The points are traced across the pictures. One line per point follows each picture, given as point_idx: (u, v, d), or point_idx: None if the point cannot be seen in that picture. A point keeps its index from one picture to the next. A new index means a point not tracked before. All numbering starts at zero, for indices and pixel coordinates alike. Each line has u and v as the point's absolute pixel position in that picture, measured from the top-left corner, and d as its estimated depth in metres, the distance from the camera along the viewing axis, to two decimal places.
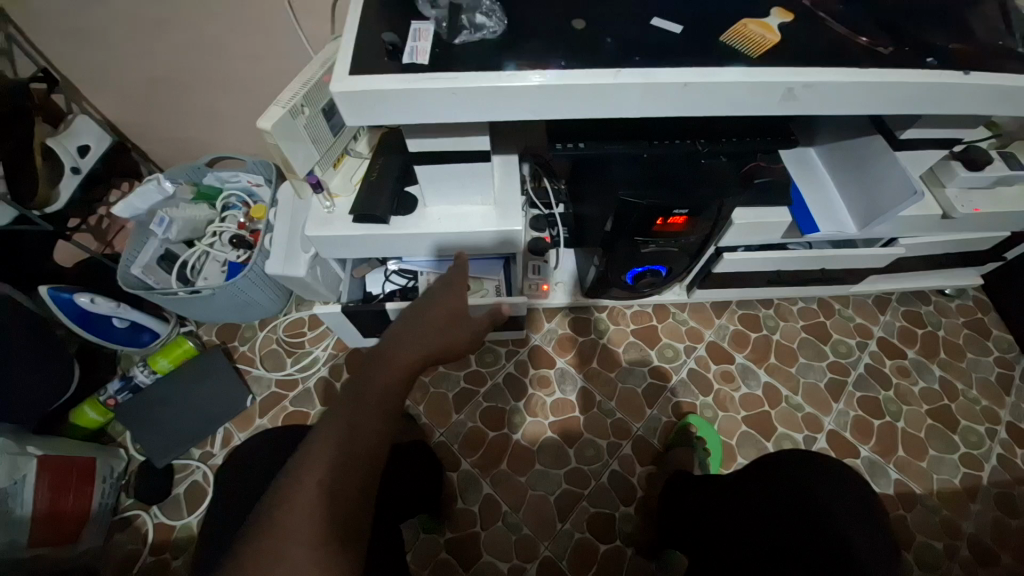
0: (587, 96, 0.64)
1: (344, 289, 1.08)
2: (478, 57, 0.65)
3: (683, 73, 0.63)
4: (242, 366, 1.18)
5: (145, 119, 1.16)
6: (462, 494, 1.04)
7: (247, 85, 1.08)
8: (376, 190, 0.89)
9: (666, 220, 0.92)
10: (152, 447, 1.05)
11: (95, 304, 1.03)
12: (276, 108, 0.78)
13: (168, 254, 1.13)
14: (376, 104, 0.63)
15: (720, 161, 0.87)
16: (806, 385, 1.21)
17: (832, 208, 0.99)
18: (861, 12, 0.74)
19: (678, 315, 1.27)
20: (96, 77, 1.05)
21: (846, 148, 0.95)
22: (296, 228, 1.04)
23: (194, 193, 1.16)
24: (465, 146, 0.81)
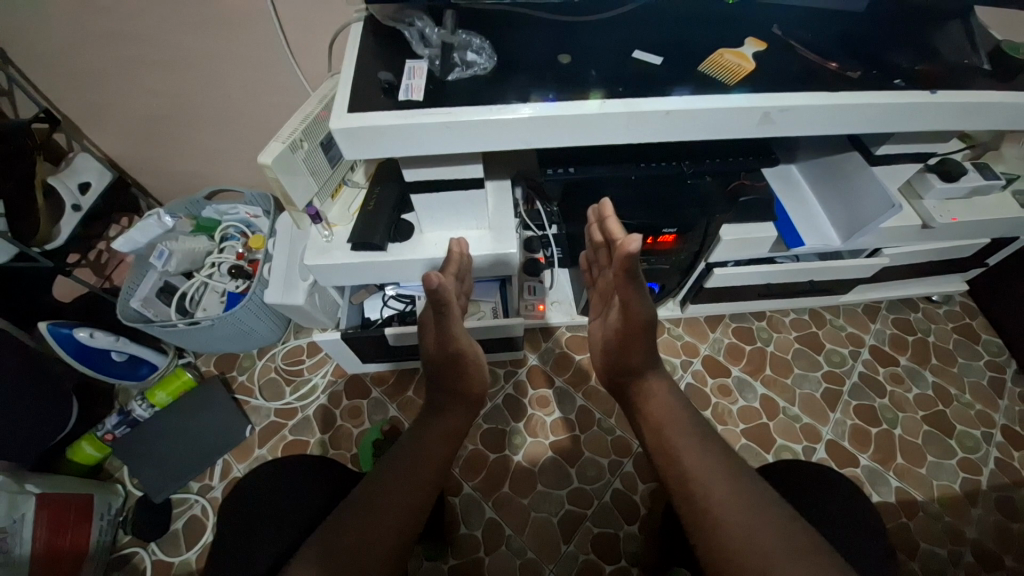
0: (575, 125, 0.67)
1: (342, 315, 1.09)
2: (470, 92, 0.68)
3: (665, 102, 0.67)
4: (240, 395, 1.18)
5: (144, 154, 1.19)
6: (464, 519, 1.03)
7: (245, 120, 1.11)
8: (373, 218, 0.91)
9: (656, 239, 0.97)
10: (150, 482, 1.04)
11: (95, 339, 1.03)
12: (276, 143, 0.80)
13: (167, 287, 1.13)
14: (374, 138, 0.66)
15: (706, 181, 0.91)
16: (803, 395, 1.22)
17: (815, 221, 1.03)
18: (829, 40, 0.79)
19: (673, 330, 1.29)
20: (96, 115, 1.08)
21: (829, 165, 0.99)
22: (294, 256, 1.06)
23: (194, 226, 1.18)
24: (461, 174, 0.84)
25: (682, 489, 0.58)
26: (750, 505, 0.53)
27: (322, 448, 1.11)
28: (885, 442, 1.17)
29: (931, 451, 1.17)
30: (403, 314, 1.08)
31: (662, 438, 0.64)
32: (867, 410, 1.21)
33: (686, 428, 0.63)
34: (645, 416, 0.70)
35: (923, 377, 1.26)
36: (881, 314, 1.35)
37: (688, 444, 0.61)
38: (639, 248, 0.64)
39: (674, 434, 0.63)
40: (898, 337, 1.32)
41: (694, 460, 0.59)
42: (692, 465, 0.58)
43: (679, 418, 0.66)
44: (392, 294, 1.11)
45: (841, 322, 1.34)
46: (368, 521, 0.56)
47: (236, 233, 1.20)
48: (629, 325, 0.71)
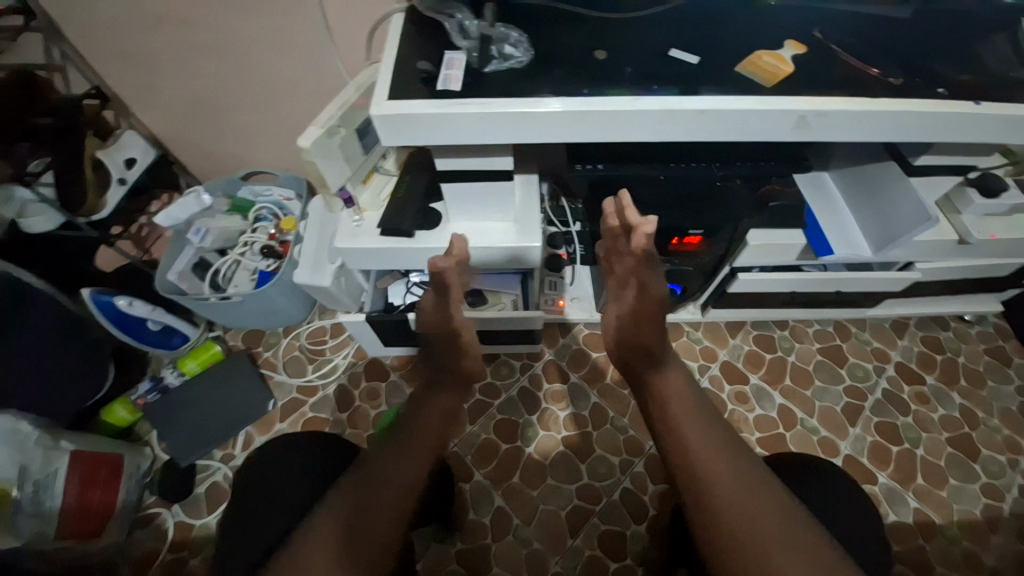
0: (606, 121, 0.67)
1: (367, 300, 1.12)
2: (505, 84, 0.69)
3: (699, 101, 0.67)
4: (264, 371, 1.22)
5: (185, 134, 1.23)
6: (473, 506, 1.05)
7: (284, 106, 1.15)
8: (402, 208, 0.95)
9: (681, 239, 0.98)
10: (175, 446, 1.09)
11: (133, 307, 1.08)
12: (314, 128, 0.83)
13: (202, 262, 1.18)
14: (411, 126, 0.68)
15: (736, 184, 0.91)
16: (822, 408, 1.20)
17: (848, 231, 1.00)
18: (872, 45, 0.77)
19: (692, 334, 1.28)
20: (144, 95, 1.13)
21: (865, 174, 0.96)
22: (324, 240, 1.09)
23: (230, 205, 1.23)
24: (490, 166, 0.85)
25: (684, 470, 0.57)
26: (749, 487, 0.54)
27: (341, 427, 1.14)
28: (906, 462, 1.15)
29: (953, 474, 1.14)
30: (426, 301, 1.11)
31: (666, 416, 0.63)
32: (888, 427, 1.18)
33: (695, 413, 0.62)
34: (650, 392, 0.67)
35: (950, 398, 1.23)
36: (909, 331, 1.32)
37: (691, 425, 0.60)
38: (654, 229, 0.75)
39: (685, 418, 0.61)
40: (925, 355, 1.28)
41: (695, 441, 0.58)
42: (694, 444, 0.58)
43: (688, 403, 0.64)
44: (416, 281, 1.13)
45: (867, 336, 1.31)
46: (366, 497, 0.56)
47: (268, 215, 1.23)
48: (645, 304, 0.72)
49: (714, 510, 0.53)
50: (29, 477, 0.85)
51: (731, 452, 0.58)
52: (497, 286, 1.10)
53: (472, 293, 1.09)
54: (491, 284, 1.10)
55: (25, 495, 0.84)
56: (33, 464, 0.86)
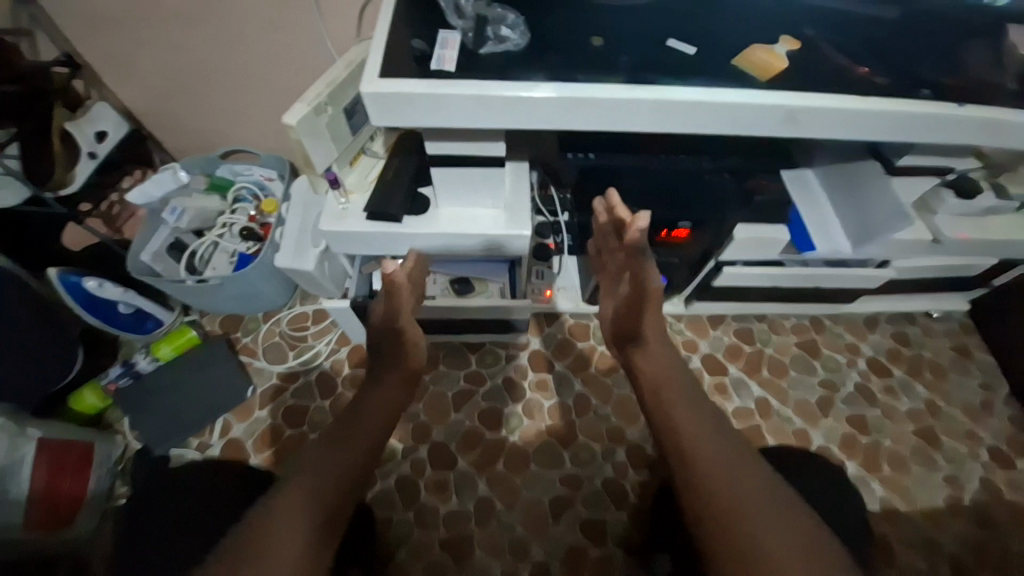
0: (601, 108, 0.67)
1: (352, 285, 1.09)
2: (501, 67, 0.68)
3: (694, 92, 0.67)
4: (244, 357, 1.18)
5: (160, 107, 1.17)
6: (457, 493, 1.05)
7: (266, 82, 1.10)
8: (389, 191, 0.93)
9: (670, 232, 0.96)
10: (148, 433, 1.06)
11: (103, 289, 1.04)
12: (301, 105, 0.80)
13: (178, 243, 1.14)
14: (403, 107, 0.66)
15: (725, 177, 0.91)
16: (798, 399, 1.23)
17: (833, 227, 1.02)
18: (861, 44, 0.79)
19: (675, 326, 1.30)
20: (115, 63, 1.07)
21: (848, 172, 0.99)
22: (308, 223, 1.06)
23: (208, 184, 1.18)
24: (481, 149, 0.84)
25: (674, 450, 0.64)
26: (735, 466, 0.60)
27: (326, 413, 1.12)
28: (874, 452, 1.19)
29: (916, 463, 1.19)
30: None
31: (659, 403, 0.69)
32: (859, 418, 1.23)
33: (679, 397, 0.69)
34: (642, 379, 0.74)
35: (916, 391, 1.28)
36: (880, 325, 1.37)
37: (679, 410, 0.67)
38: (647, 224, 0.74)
39: (672, 400, 0.69)
40: (895, 349, 1.34)
41: (684, 427, 0.65)
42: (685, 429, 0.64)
43: (676, 388, 0.71)
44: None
45: (842, 330, 1.35)
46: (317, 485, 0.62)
47: (248, 196, 1.19)
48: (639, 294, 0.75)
49: (699, 485, 0.59)
50: None
51: (714, 430, 0.65)
52: (484, 274, 1.09)
53: (460, 280, 1.08)
54: (478, 272, 1.08)
55: None
56: None
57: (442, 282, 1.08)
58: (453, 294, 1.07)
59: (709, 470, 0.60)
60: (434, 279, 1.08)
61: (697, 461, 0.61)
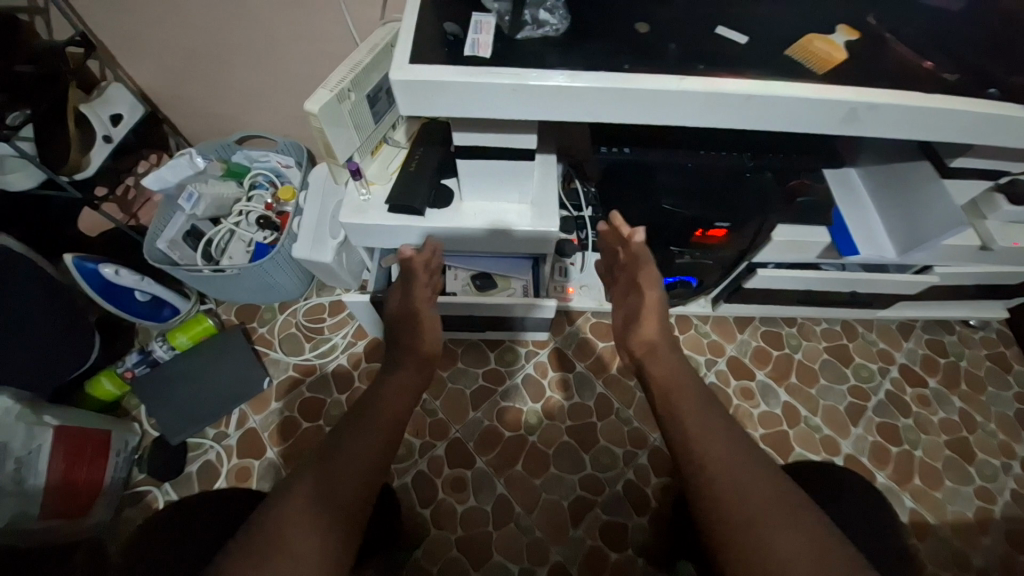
0: (645, 101, 0.62)
1: (369, 278, 1.06)
2: (539, 55, 0.63)
3: (748, 85, 0.62)
4: (260, 347, 1.17)
5: (177, 90, 1.14)
6: (474, 492, 1.03)
7: (285, 66, 1.07)
8: (413, 181, 0.88)
9: (705, 232, 0.91)
10: (164, 424, 1.04)
11: (119, 276, 1.02)
12: (322, 91, 0.76)
13: (194, 231, 1.11)
14: (433, 95, 0.62)
15: (766, 176, 0.87)
16: (826, 407, 1.19)
17: (873, 231, 0.97)
18: (927, 36, 0.72)
19: (700, 327, 1.26)
20: (131, 43, 1.03)
21: (895, 172, 0.93)
22: (327, 213, 1.03)
23: (224, 170, 1.16)
24: (513, 143, 0.79)
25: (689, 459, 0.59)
26: (746, 465, 0.56)
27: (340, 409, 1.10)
28: (905, 462, 1.15)
29: (948, 476, 1.15)
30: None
31: (667, 404, 0.66)
32: (889, 428, 1.19)
33: (691, 399, 0.65)
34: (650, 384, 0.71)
35: (949, 401, 1.23)
36: (914, 333, 1.31)
37: (688, 410, 0.63)
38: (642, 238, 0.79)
39: (682, 404, 0.65)
40: (929, 358, 1.28)
41: (694, 428, 0.61)
42: (694, 431, 0.60)
43: (686, 391, 0.67)
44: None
45: (873, 336, 1.30)
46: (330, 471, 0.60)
47: (264, 182, 1.16)
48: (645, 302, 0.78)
49: (710, 488, 0.55)
50: (10, 454, 0.81)
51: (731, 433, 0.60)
52: (504, 270, 1.05)
53: (481, 276, 1.05)
54: (498, 268, 1.05)
55: (8, 473, 0.80)
56: (14, 441, 0.82)
57: (463, 278, 1.05)
58: (473, 290, 1.04)
59: (718, 471, 0.56)
60: (455, 274, 1.05)
61: (709, 463, 0.57)
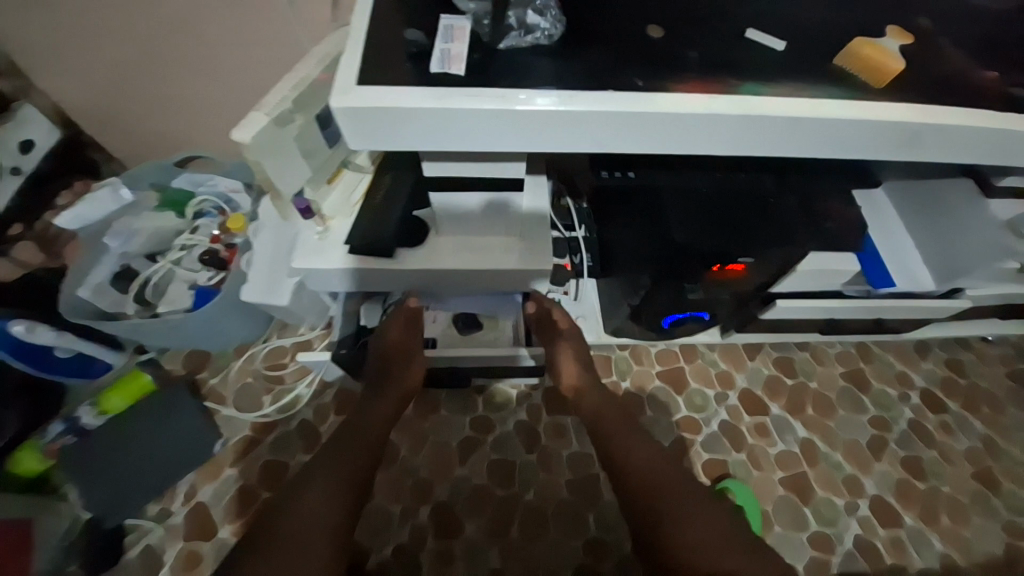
0: (664, 126, 0.49)
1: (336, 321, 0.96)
2: (525, 70, 0.50)
3: (791, 105, 0.49)
4: (210, 403, 1.01)
5: (96, 106, 0.96)
6: (464, 565, 0.91)
7: (224, 77, 0.90)
8: (378, 219, 0.75)
9: (722, 267, 0.76)
10: (97, 501, 0.89)
11: (34, 333, 0.87)
12: (258, 113, 0.61)
13: (126, 271, 0.95)
14: (392, 125, 0.48)
15: (790, 199, 0.76)
16: (846, 442, 1.09)
17: (903, 255, 0.87)
18: (987, 37, 0.61)
19: (707, 356, 1.15)
20: (34, 53, 0.86)
21: (926, 191, 0.84)
22: (280, 249, 0.88)
23: (161, 201, 0.99)
24: (496, 171, 0.66)
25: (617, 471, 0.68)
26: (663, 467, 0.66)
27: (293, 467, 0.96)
28: (931, 500, 1.06)
29: (975, 511, 1.06)
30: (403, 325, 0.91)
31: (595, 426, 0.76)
32: (912, 462, 1.09)
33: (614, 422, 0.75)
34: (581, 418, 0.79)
35: (972, 427, 1.14)
36: (932, 352, 1.22)
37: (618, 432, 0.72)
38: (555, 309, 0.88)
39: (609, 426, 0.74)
40: (948, 379, 1.19)
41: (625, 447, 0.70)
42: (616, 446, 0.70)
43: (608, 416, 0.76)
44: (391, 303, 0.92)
45: (890, 358, 1.21)
46: (326, 485, 0.62)
47: (212, 210, 1.00)
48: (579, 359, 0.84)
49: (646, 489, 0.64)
50: None
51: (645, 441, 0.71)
52: (489, 309, 0.94)
53: (463, 317, 0.93)
54: (482, 309, 0.93)
55: None
56: None
57: (443, 320, 0.93)
58: (456, 332, 0.93)
59: (645, 476, 0.65)
60: (433, 316, 0.93)
61: (633, 471, 0.66)
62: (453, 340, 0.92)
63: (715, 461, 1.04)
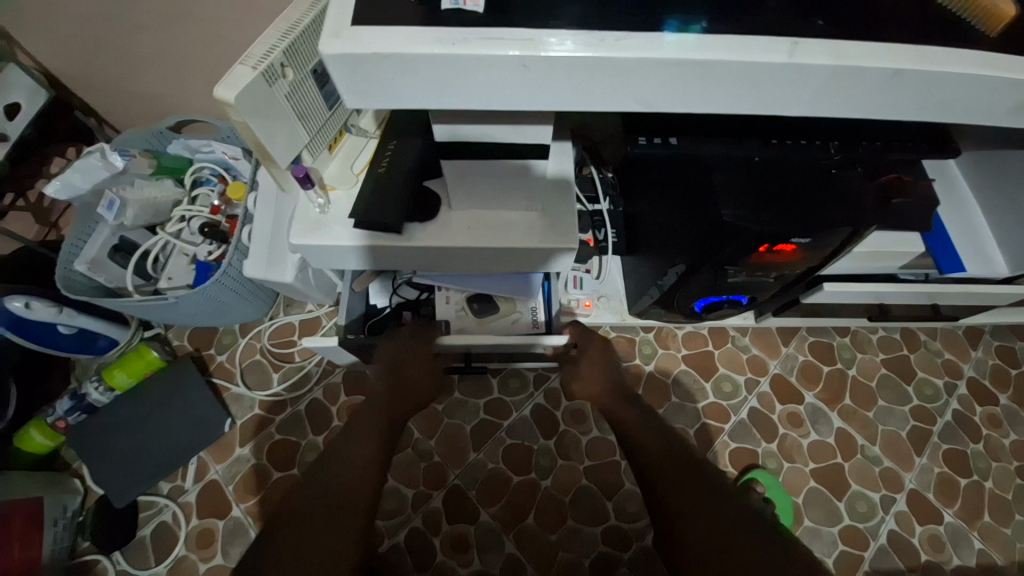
0: (729, 79, 0.40)
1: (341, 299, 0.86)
2: (555, 9, 0.41)
3: (889, 52, 0.39)
4: (219, 380, 0.98)
5: (83, 65, 0.89)
6: (479, 552, 0.88)
7: (215, 31, 0.82)
8: (384, 188, 0.66)
9: (772, 247, 0.66)
10: (106, 480, 0.87)
11: (33, 310, 0.82)
12: (241, 68, 0.54)
13: (125, 244, 0.90)
14: (394, 79, 0.40)
15: (856, 172, 0.66)
16: (885, 434, 1.02)
17: (975, 235, 0.77)
18: None
19: (738, 340, 1.07)
20: (11, 6, 0.78)
21: (1007, 163, 0.72)
22: (279, 221, 0.81)
23: (155, 166, 0.92)
24: (519, 137, 0.58)
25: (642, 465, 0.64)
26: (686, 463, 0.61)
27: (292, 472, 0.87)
28: (974, 496, 0.99)
29: (1022, 511, 0.99)
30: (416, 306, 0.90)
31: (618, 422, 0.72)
32: (956, 456, 1.02)
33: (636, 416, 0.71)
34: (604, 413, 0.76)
35: None
36: (983, 340, 1.13)
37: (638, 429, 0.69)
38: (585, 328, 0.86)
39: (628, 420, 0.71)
40: (1000, 369, 1.10)
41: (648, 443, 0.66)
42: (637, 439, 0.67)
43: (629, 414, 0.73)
44: (402, 279, 0.91)
45: (937, 345, 1.11)
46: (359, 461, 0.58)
47: (211, 176, 0.95)
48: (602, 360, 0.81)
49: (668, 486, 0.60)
50: None
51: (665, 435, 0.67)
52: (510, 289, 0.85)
53: (478, 299, 0.87)
54: (501, 288, 0.85)
55: None
56: None
57: (457, 301, 0.87)
58: (470, 315, 0.87)
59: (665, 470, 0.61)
60: (447, 297, 0.87)
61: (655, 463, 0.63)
62: (467, 323, 0.86)
63: (742, 450, 0.99)
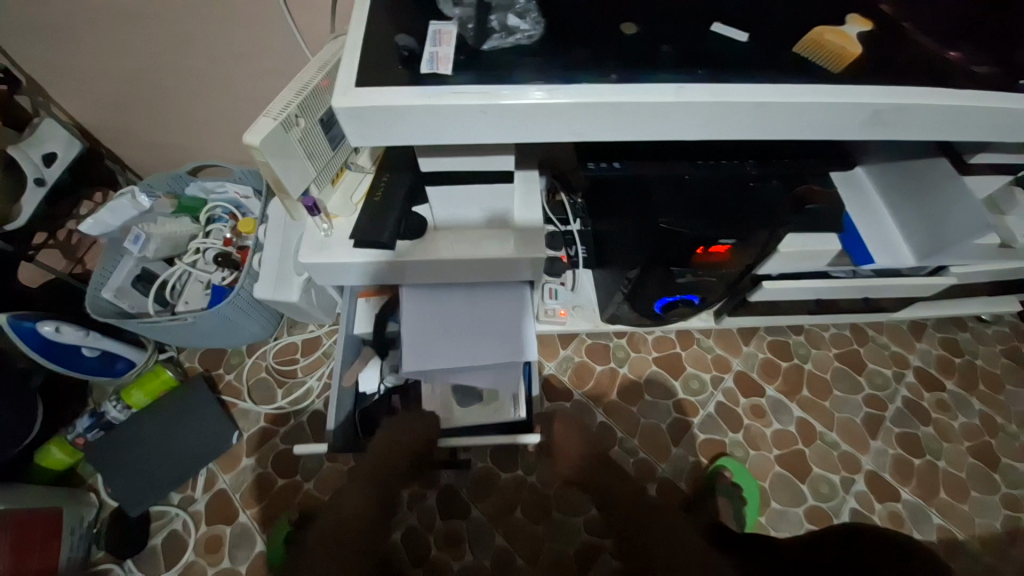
0: (638, 114, 0.53)
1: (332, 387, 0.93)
2: (506, 68, 0.54)
3: (754, 90, 0.53)
4: (227, 397, 1.06)
5: (115, 120, 1.02)
6: (472, 546, 0.94)
7: (232, 88, 0.96)
8: (379, 213, 0.78)
9: (708, 249, 0.79)
10: (122, 493, 0.94)
11: (62, 334, 0.91)
12: (266, 119, 0.67)
13: (145, 274, 1.01)
14: (389, 122, 0.52)
15: (773, 184, 0.79)
16: (842, 421, 1.12)
17: (885, 234, 0.89)
18: (947, 20, 0.63)
19: (703, 342, 1.18)
20: (60, 74, 0.92)
21: (900, 171, 0.87)
22: (289, 248, 0.93)
23: (175, 206, 1.04)
24: (488, 165, 0.71)
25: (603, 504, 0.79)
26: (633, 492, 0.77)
27: (289, 526, 0.90)
28: (929, 475, 1.08)
29: (974, 486, 1.08)
30: (404, 393, 1.01)
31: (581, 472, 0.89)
32: (909, 439, 1.11)
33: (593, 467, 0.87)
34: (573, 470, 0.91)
35: (970, 405, 1.16)
36: (927, 333, 1.24)
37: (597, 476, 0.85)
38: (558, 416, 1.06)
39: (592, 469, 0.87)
40: (945, 358, 1.21)
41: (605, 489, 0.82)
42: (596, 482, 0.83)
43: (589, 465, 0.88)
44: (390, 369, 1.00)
45: (885, 339, 1.23)
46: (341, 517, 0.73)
47: (223, 215, 1.06)
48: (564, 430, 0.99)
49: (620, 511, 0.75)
50: None
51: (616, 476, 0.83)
52: (493, 382, 0.92)
53: (460, 388, 0.98)
54: (489, 382, 0.92)
55: None
56: None
57: (441, 392, 0.97)
58: (454, 405, 0.97)
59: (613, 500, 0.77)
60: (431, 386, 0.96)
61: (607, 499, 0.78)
62: (452, 413, 0.96)
63: (712, 441, 1.08)
